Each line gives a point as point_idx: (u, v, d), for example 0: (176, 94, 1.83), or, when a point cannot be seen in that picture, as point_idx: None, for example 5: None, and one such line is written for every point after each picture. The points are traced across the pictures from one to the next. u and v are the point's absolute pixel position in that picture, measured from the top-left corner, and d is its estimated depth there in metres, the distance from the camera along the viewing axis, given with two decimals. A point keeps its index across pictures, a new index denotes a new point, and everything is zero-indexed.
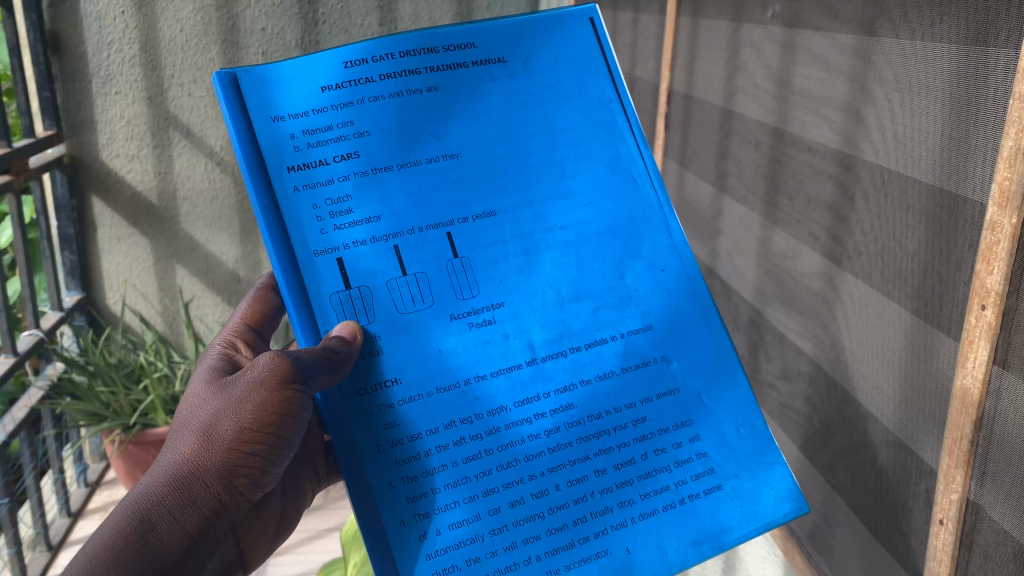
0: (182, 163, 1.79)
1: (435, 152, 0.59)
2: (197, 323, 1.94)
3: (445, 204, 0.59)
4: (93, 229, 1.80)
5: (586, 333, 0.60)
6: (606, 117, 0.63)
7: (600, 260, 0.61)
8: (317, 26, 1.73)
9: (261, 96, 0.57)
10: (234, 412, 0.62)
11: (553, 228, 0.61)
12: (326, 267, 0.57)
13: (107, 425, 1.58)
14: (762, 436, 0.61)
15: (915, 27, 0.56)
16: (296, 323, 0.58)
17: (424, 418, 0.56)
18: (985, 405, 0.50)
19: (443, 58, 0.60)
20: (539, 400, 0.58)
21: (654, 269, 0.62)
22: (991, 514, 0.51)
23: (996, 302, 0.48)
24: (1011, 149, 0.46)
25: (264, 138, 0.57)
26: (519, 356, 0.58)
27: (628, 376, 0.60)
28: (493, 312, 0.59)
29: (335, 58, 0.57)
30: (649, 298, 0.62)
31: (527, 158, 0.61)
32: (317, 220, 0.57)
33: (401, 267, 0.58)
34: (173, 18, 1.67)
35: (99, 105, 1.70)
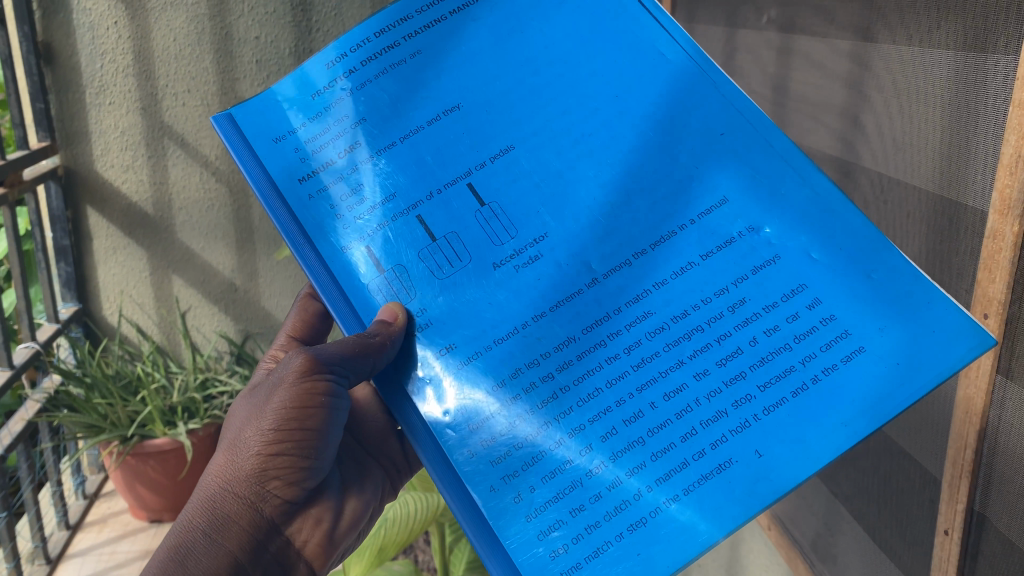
0: (177, 173, 1.77)
1: (435, 111, 0.56)
2: (194, 333, 1.93)
3: (457, 156, 0.55)
4: (88, 240, 1.81)
5: (649, 234, 0.51)
6: (604, 11, 0.57)
7: (649, 154, 0.53)
8: (311, 34, 1.70)
9: (260, 124, 0.58)
10: (259, 417, 0.59)
11: (583, 137, 0.54)
12: (356, 258, 0.54)
13: (105, 437, 1.57)
14: (907, 271, 0.47)
15: (913, 33, 0.55)
16: (339, 319, 0.54)
17: (490, 374, 0.50)
18: (988, 414, 0.50)
19: (419, 22, 0.58)
20: (611, 319, 0.49)
21: (711, 136, 0.52)
22: (996, 524, 0.50)
23: (999, 310, 0.48)
24: (1011, 157, 0.46)
25: (271, 159, 0.57)
26: (576, 282, 0.51)
27: (714, 262, 0.50)
28: (538, 246, 0.52)
29: (318, 64, 0.58)
30: (718, 174, 0.52)
31: (532, 85, 0.56)
32: (337, 217, 0.55)
33: (429, 234, 0.54)
34: (165, 27, 1.66)
35: (93, 116, 1.71)
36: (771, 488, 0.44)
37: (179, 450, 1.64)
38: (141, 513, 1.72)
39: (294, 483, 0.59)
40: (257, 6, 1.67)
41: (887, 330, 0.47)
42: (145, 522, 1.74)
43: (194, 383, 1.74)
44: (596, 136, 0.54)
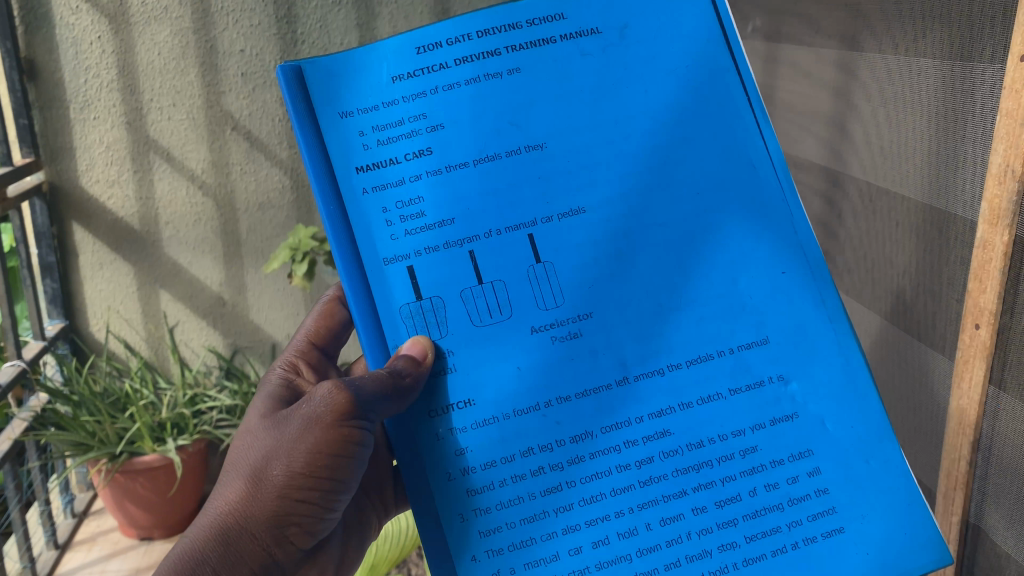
0: (163, 187, 1.77)
1: (516, 142, 0.49)
2: (183, 348, 1.91)
3: (527, 200, 0.49)
4: (74, 257, 1.80)
5: (688, 349, 0.49)
6: (717, 97, 0.51)
7: (710, 262, 0.50)
8: (296, 46, 1.70)
9: (328, 91, 0.49)
10: (285, 453, 0.54)
11: (653, 225, 0.50)
12: (395, 276, 0.49)
13: (93, 456, 1.56)
14: (899, 467, 0.48)
15: (898, 42, 0.55)
16: (363, 339, 0.50)
17: (499, 445, 0.48)
18: (981, 425, 0.50)
19: (526, 34, 0.50)
20: (630, 425, 0.48)
21: (772, 271, 0.50)
22: (992, 536, 0.49)
23: (990, 321, 0.47)
24: (1000, 167, 0.46)
25: (331, 139, 0.49)
26: (607, 374, 0.48)
27: (739, 400, 0.49)
28: (580, 323, 0.49)
29: (406, 42, 0.49)
30: (765, 307, 0.50)
31: (622, 148, 0.50)
32: (386, 224, 0.49)
33: (477, 274, 0.49)
34: (149, 41, 1.66)
35: (77, 131, 1.70)
36: None
37: (168, 467, 1.63)
38: (132, 530, 1.70)
39: (311, 530, 0.56)
40: (241, 19, 1.67)
41: (868, 519, 0.48)
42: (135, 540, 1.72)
43: (183, 398, 1.73)
44: (665, 226, 0.50)
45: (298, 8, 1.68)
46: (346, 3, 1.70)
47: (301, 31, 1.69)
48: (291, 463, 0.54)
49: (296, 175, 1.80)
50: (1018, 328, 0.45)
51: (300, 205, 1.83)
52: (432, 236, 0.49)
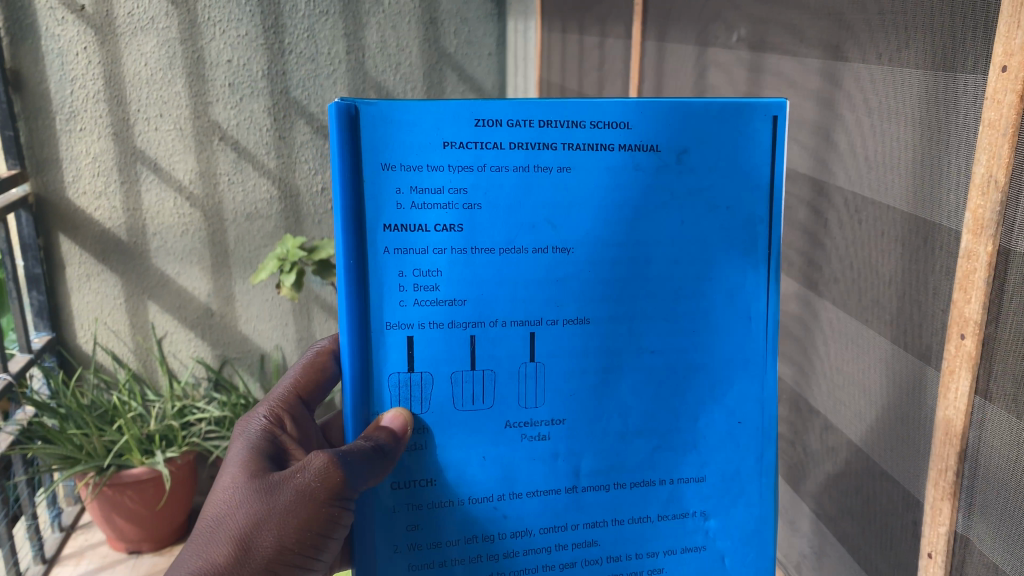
0: (150, 199, 1.77)
1: (543, 241, 0.45)
2: (171, 360, 1.89)
3: (539, 300, 0.46)
4: (61, 269, 1.78)
5: (637, 472, 0.48)
6: (743, 241, 0.47)
7: (680, 394, 0.48)
8: (284, 56, 1.75)
9: (377, 136, 0.44)
10: (275, 520, 0.47)
11: (643, 352, 0.47)
12: (393, 342, 0.46)
13: (82, 469, 1.55)
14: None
15: (882, 51, 0.55)
16: (348, 393, 0.46)
17: (449, 527, 0.48)
18: (968, 436, 0.49)
19: (586, 135, 0.45)
20: (565, 531, 0.48)
21: (730, 419, 0.48)
22: (979, 547, 0.49)
23: (975, 331, 0.47)
24: (983, 177, 0.46)
25: (368, 188, 0.44)
26: (560, 481, 0.48)
27: (661, 525, 0.49)
28: (551, 428, 0.47)
29: (470, 111, 0.44)
30: (716, 450, 0.49)
31: (642, 272, 0.46)
32: (397, 289, 0.45)
33: (471, 360, 0.46)
34: (137, 52, 1.68)
35: (64, 143, 1.70)
36: None
37: (157, 479, 1.63)
38: (120, 544, 1.69)
39: None
40: (228, 29, 1.71)
41: None
42: (123, 553, 1.70)
43: (171, 410, 1.72)
44: (658, 356, 0.47)
45: (285, 19, 1.74)
46: (334, 12, 1.76)
47: (289, 41, 1.74)
48: (281, 537, 0.47)
49: (283, 185, 1.84)
50: (1003, 338, 0.45)
51: (287, 213, 1.86)
52: (436, 317, 0.46)
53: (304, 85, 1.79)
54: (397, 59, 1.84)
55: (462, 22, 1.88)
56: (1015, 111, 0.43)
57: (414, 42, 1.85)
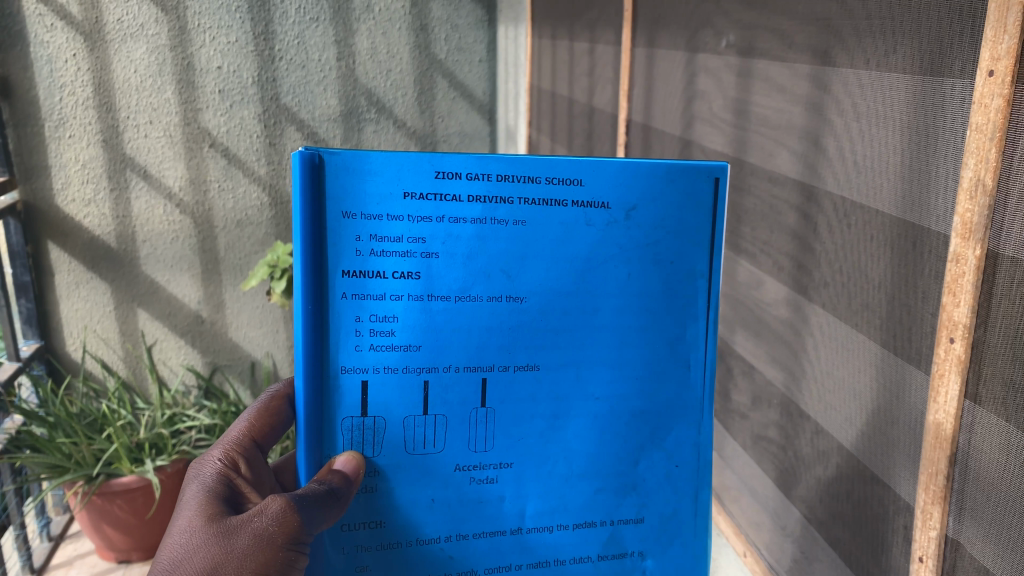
0: (140, 206, 1.77)
1: (496, 291, 0.45)
2: (161, 367, 1.89)
3: (490, 349, 0.45)
4: (50, 276, 1.77)
5: (579, 514, 0.48)
6: (685, 294, 0.47)
7: (624, 442, 0.48)
8: (274, 62, 1.75)
9: (338, 185, 0.42)
10: (233, 564, 0.45)
11: (588, 400, 0.47)
12: (349, 387, 0.44)
13: (70, 478, 1.53)
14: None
15: (870, 56, 0.56)
16: (302, 442, 0.45)
17: (397, 568, 0.47)
18: (958, 439, 0.49)
19: (541, 189, 0.44)
20: (508, 571, 0.48)
21: (670, 463, 0.49)
22: (969, 551, 0.49)
23: (965, 334, 0.47)
24: (971, 182, 0.46)
25: (329, 235, 0.42)
26: (503, 521, 0.48)
27: (600, 565, 0.49)
28: (498, 471, 0.47)
29: (430, 162, 0.43)
30: (658, 494, 0.49)
31: (590, 322, 0.46)
32: (354, 334, 0.44)
33: (424, 405, 0.45)
34: (126, 59, 1.67)
35: (52, 150, 1.69)
36: None
37: (146, 488, 1.61)
38: (109, 554, 1.67)
39: None
40: (218, 36, 1.71)
41: None
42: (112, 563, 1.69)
43: (161, 418, 1.71)
44: (604, 404, 0.47)
45: (275, 26, 1.74)
46: (325, 19, 1.76)
47: (279, 48, 1.74)
48: None
49: (274, 192, 1.84)
50: (992, 342, 0.46)
51: (279, 220, 1.86)
52: (389, 363, 0.44)
53: (294, 91, 1.79)
54: (388, 65, 1.85)
55: (453, 29, 1.88)
56: (1002, 115, 0.43)
57: (405, 48, 1.85)
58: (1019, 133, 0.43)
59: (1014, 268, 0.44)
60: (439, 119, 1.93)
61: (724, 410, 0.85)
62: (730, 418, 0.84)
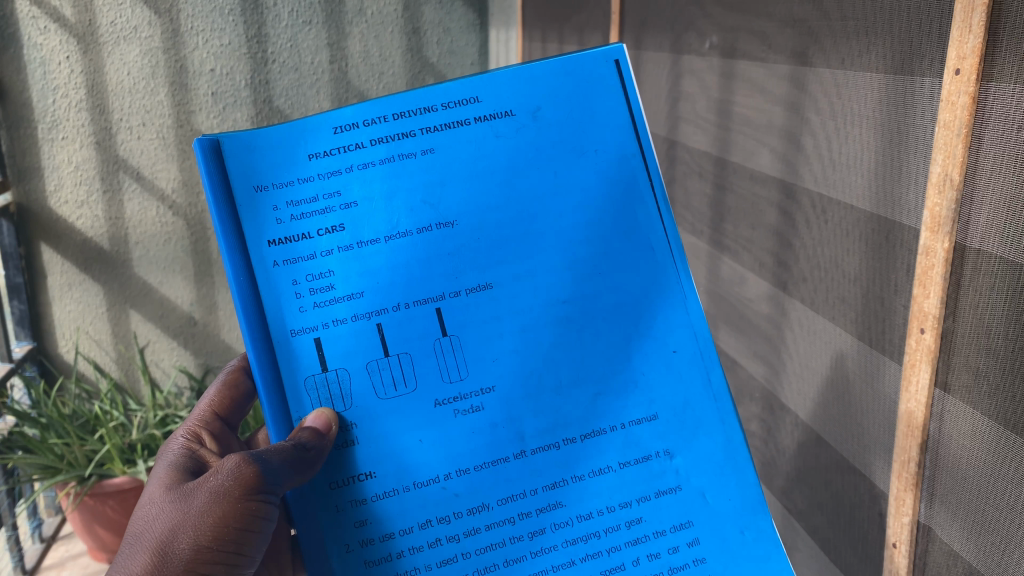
0: (133, 207, 1.79)
1: (427, 221, 0.47)
2: (153, 368, 1.92)
3: (435, 277, 0.47)
4: (42, 278, 1.78)
5: (582, 423, 0.48)
6: (625, 180, 0.49)
7: (602, 339, 0.49)
8: (267, 65, 1.77)
9: (244, 163, 0.46)
10: (193, 522, 0.48)
11: (552, 304, 0.48)
12: (302, 348, 0.47)
13: (62, 478, 1.55)
14: (771, 538, 0.49)
15: (845, 56, 0.57)
16: (267, 409, 0.48)
17: (399, 517, 0.47)
18: (929, 427, 0.51)
19: (441, 116, 0.47)
20: (524, 498, 0.47)
21: (663, 352, 0.49)
22: (941, 535, 0.50)
23: (935, 325, 0.49)
24: (939, 176, 0.47)
25: (245, 211, 0.46)
26: (504, 447, 0.48)
27: (626, 473, 0.48)
28: (482, 397, 0.48)
29: (324, 121, 0.47)
30: (658, 385, 0.49)
31: (530, 227, 0.48)
32: (295, 297, 0.47)
33: (383, 347, 0.47)
34: (119, 62, 1.69)
35: (45, 151, 1.70)
36: None
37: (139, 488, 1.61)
38: (100, 555, 1.68)
39: None
40: (211, 39, 1.72)
41: None
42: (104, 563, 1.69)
43: (154, 419, 1.72)
44: (570, 305, 0.48)
45: (268, 29, 1.75)
46: (317, 23, 1.78)
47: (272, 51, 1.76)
48: (197, 536, 0.47)
49: None
50: (961, 331, 0.47)
51: None
52: (343, 311, 0.47)
53: (287, 94, 1.81)
54: (381, 68, 1.86)
55: (445, 33, 1.90)
56: (967, 112, 0.45)
57: (397, 52, 1.87)
58: (984, 129, 0.44)
59: (981, 260, 0.45)
60: None
61: None
62: None
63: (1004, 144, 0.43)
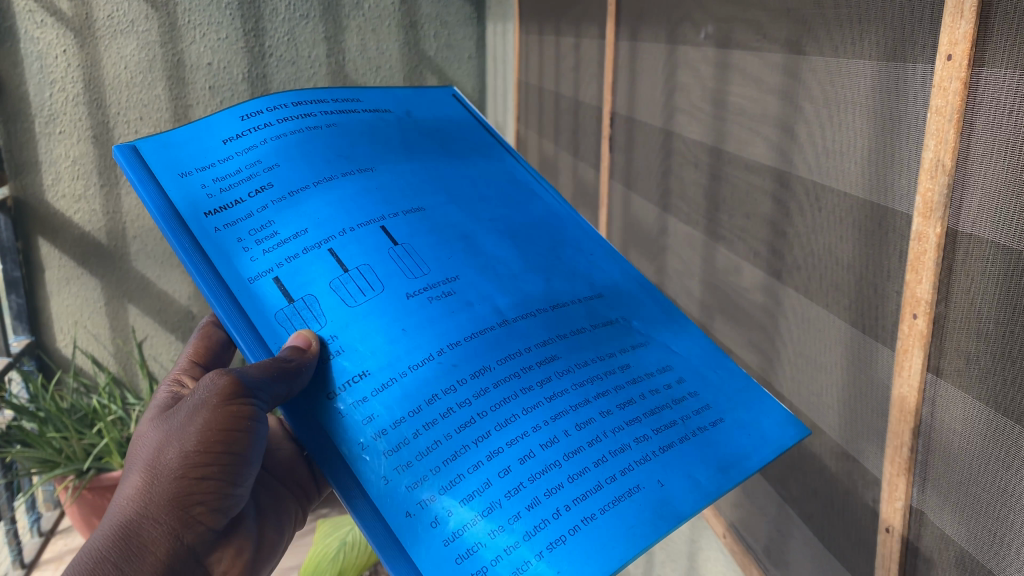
0: (129, 201, 1.95)
1: (348, 168, 0.56)
2: (152, 362, 2.11)
3: (370, 206, 0.54)
4: (40, 271, 1.95)
5: (546, 298, 0.53)
6: (481, 142, 0.66)
7: (529, 246, 0.57)
8: (263, 58, 1.92)
9: (170, 158, 0.55)
10: (178, 435, 0.52)
11: (483, 222, 0.57)
12: (263, 288, 0.51)
13: (61, 472, 1.62)
14: (740, 373, 0.52)
15: (839, 44, 0.57)
16: (242, 341, 0.50)
17: (405, 400, 0.45)
18: (921, 412, 0.51)
19: (333, 108, 0.60)
20: (522, 354, 0.48)
21: (582, 255, 0.59)
22: (934, 520, 0.51)
23: (927, 310, 0.49)
24: (931, 162, 0.48)
25: (178, 193, 0.54)
26: (486, 318, 0.49)
27: (597, 331, 0.52)
28: (449, 284, 0.51)
29: (233, 117, 0.58)
30: (587, 273, 0.57)
31: (432, 172, 0.59)
32: (243, 250, 0.52)
33: (341, 265, 0.50)
34: (114, 54, 1.83)
35: (42, 145, 1.85)
36: (674, 513, 0.42)
37: None
38: None
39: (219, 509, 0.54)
40: (208, 33, 1.87)
41: (735, 408, 0.49)
42: None
43: None
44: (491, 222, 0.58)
45: (265, 22, 1.89)
46: (314, 17, 1.92)
47: (269, 45, 1.91)
48: (182, 444, 0.52)
49: None
50: (953, 316, 0.48)
51: None
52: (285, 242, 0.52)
53: (284, 90, 1.97)
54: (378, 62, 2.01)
55: (443, 25, 2.02)
56: (959, 97, 0.45)
57: (392, 43, 2.00)
58: (975, 115, 0.45)
59: (973, 245, 0.46)
60: None
61: None
62: None
63: (994, 130, 0.43)
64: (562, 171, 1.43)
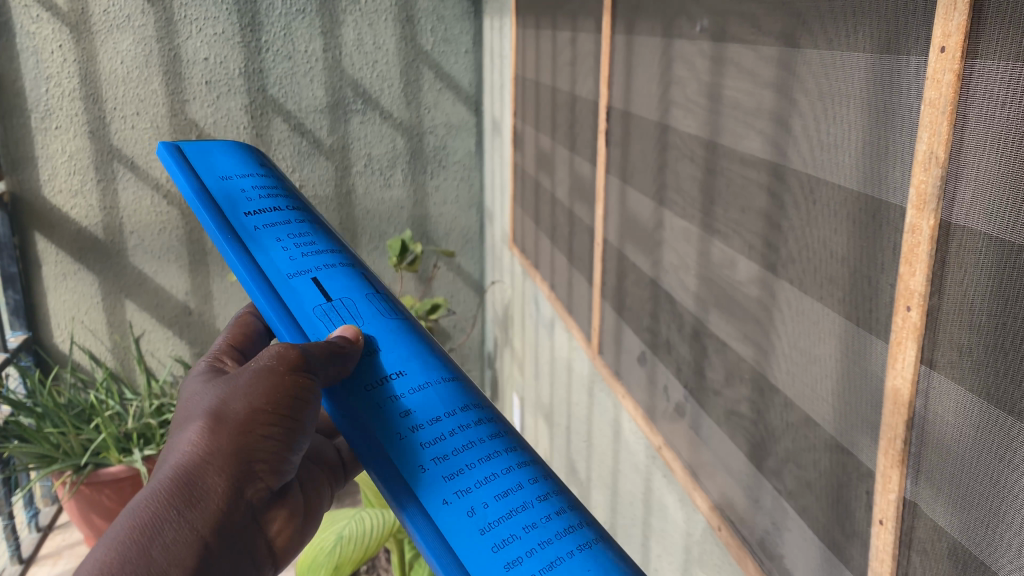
0: (127, 196, 2.18)
1: None
2: (150, 357, 2.33)
3: None
4: (38, 267, 2.17)
5: None
6: None
7: None
8: (261, 54, 2.14)
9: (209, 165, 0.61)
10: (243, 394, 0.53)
11: None
12: (303, 284, 0.54)
13: (60, 467, 1.81)
14: None
15: (833, 37, 0.57)
16: (280, 327, 0.54)
17: (442, 403, 0.49)
18: (915, 404, 0.51)
19: None
20: None
21: None
22: (928, 512, 0.51)
23: (921, 302, 0.49)
24: (925, 154, 0.48)
25: (220, 192, 0.58)
26: None
27: None
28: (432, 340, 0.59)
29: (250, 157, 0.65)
30: None
31: None
32: (284, 250, 0.56)
33: (367, 287, 0.57)
34: (112, 50, 2.06)
35: (40, 140, 2.08)
36: None
37: (133, 478, 1.91)
38: None
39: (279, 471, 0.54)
40: (206, 29, 2.09)
41: None
42: None
43: (149, 409, 2.07)
44: None
45: (261, 18, 2.11)
46: (311, 14, 2.15)
47: (266, 40, 2.13)
48: (250, 400, 0.52)
49: None
50: (946, 308, 0.48)
51: None
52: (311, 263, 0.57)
53: (280, 83, 2.18)
54: (375, 57, 2.24)
55: (439, 21, 2.25)
56: (952, 90, 0.45)
57: (389, 39, 2.23)
58: (969, 107, 0.45)
59: (967, 237, 0.46)
60: (425, 108, 2.32)
61: (699, 387, 0.86)
62: (704, 394, 0.85)
63: (988, 121, 0.43)
64: (558, 165, 1.43)
